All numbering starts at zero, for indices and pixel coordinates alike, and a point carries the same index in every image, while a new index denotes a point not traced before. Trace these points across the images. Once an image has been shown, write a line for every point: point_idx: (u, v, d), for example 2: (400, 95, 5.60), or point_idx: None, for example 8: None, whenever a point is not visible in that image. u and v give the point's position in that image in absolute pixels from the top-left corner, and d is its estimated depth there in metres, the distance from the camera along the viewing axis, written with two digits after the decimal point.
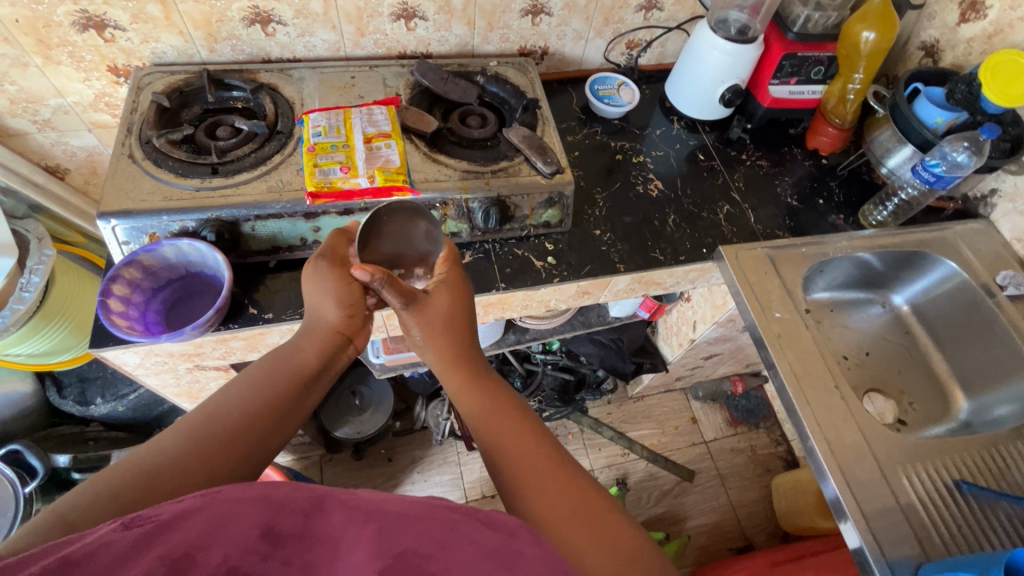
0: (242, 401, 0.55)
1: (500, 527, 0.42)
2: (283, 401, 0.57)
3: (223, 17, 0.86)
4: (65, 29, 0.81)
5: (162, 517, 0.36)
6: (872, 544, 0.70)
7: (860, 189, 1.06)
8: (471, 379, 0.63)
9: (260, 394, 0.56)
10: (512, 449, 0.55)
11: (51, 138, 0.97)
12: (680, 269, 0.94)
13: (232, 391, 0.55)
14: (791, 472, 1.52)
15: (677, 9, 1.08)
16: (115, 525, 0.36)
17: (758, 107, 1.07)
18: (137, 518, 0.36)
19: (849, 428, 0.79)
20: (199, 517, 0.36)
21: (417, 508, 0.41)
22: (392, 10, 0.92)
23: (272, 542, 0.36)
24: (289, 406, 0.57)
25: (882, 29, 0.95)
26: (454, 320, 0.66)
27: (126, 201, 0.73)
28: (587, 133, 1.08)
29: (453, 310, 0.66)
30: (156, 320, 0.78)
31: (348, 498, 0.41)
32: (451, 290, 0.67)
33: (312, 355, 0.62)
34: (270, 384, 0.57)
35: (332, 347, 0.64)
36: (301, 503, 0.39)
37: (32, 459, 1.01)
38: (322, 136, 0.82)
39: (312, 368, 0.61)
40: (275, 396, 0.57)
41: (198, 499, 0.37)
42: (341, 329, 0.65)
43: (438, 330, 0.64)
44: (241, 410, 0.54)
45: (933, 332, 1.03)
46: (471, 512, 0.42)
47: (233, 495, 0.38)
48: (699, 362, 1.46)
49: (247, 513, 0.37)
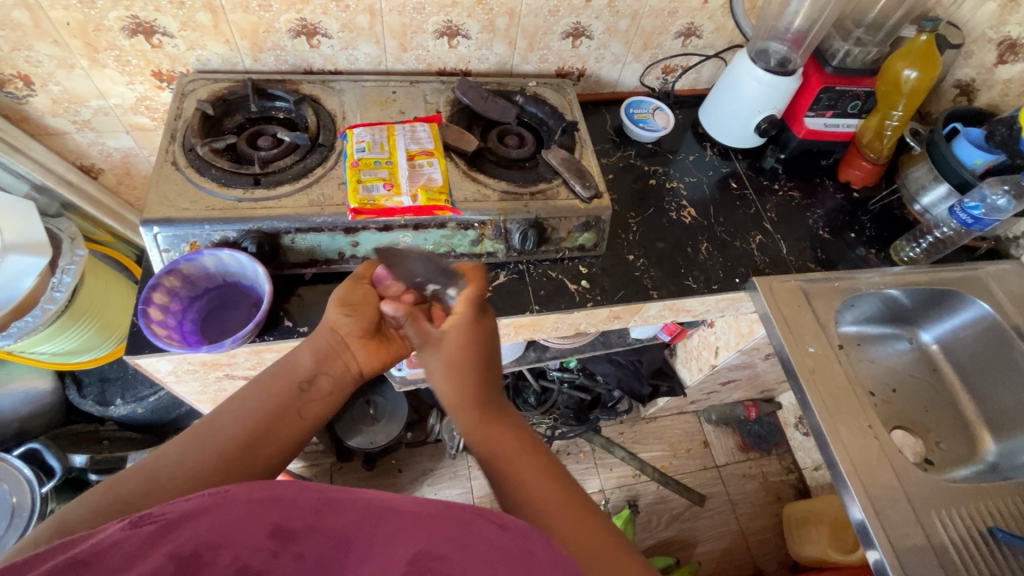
0: (238, 410, 0.57)
1: (510, 527, 0.42)
2: (279, 410, 0.59)
3: (270, 28, 0.86)
4: (114, 33, 0.81)
5: (171, 515, 0.36)
6: (897, 569, 0.70)
7: (892, 224, 1.05)
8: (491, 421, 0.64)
9: (258, 404, 0.58)
10: (524, 496, 0.56)
11: (88, 138, 0.97)
12: (712, 298, 0.93)
13: (233, 403, 0.58)
14: (803, 502, 1.51)
15: (715, 37, 1.09)
16: (123, 522, 0.36)
17: (792, 137, 1.07)
18: (145, 515, 0.36)
19: (882, 469, 0.78)
20: (208, 516, 0.36)
21: (426, 507, 0.41)
22: (436, 27, 0.93)
23: (284, 538, 0.36)
24: (287, 416, 0.59)
25: (923, 68, 0.96)
26: (467, 357, 0.66)
27: (168, 209, 0.73)
28: (620, 156, 1.08)
29: (467, 351, 0.67)
30: (192, 329, 0.77)
31: (356, 496, 0.40)
32: (464, 330, 0.67)
33: (306, 364, 0.63)
34: (265, 395, 0.60)
35: (326, 353, 0.64)
36: (309, 499, 0.39)
37: (50, 458, 1.01)
38: (365, 151, 0.82)
39: (304, 373, 0.62)
40: (272, 406, 0.59)
41: (207, 498, 0.37)
42: (342, 332, 0.66)
43: (454, 369, 0.66)
44: (239, 414, 0.57)
45: (960, 371, 1.03)
46: (481, 511, 0.42)
47: (242, 494, 0.38)
48: (716, 387, 1.45)
49: (256, 514, 0.37)
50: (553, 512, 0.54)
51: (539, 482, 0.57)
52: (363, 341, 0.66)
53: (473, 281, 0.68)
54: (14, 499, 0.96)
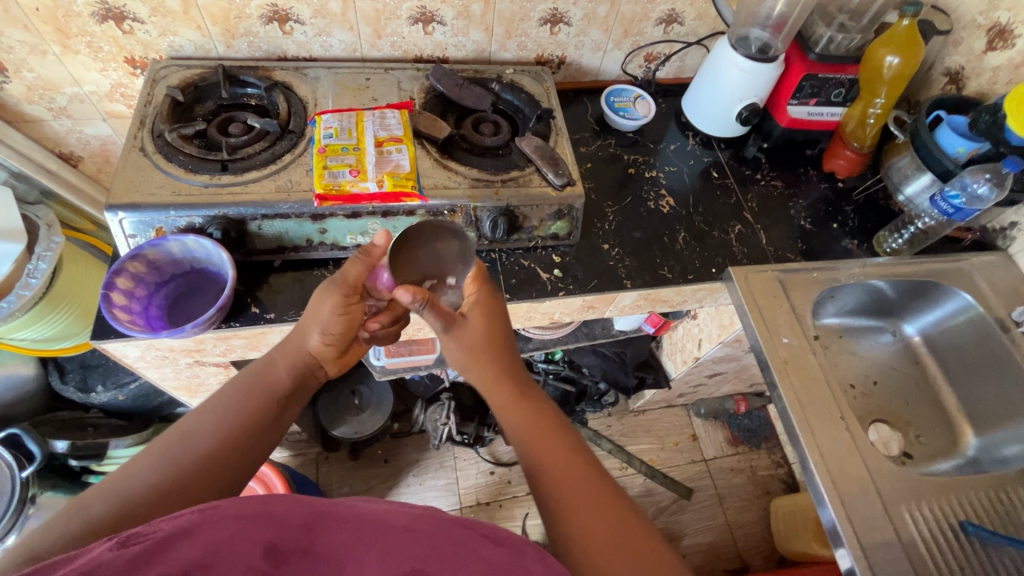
0: (215, 422, 0.59)
1: (505, 543, 0.44)
2: (257, 424, 0.61)
3: (241, 14, 0.86)
4: (85, 19, 0.81)
5: (159, 534, 0.36)
6: (865, 569, 0.69)
7: (876, 215, 1.04)
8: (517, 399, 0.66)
9: (234, 413, 0.60)
10: (547, 463, 0.59)
11: (66, 125, 0.98)
12: (688, 288, 0.92)
13: (208, 416, 0.59)
14: (791, 496, 1.49)
15: (698, 24, 1.07)
16: (109, 543, 0.35)
17: (775, 126, 1.06)
18: (134, 535, 0.36)
19: (853, 462, 0.77)
20: (196, 537, 0.36)
21: (417, 525, 0.42)
22: (410, 13, 0.92)
23: (274, 560, 0.36)
24: (264, 424, 0.61)
25: (905, 55, 0.93)
26: (491, 342, 0.67)
27: (135, 194, 0.73)
28: (600, 145, 1.07)
29: (490, 330, 0.68)
30: (158, 315, 0.78)
31: (349, 514, 0.42)
32: (483, 312, 0.68)
33: (282, 372, 0.66)
34: (242, 405, 0.61)
35: (302, 366, 0.67)
36: (302, 516, 0.40)
37: (30, 444, 1.02)
38: (333, 137, 0.82)
39: (284, 389, 0.65)
40: (248, 414, 0.61)
41: (196, 515, 0.37)
42: (315, 353, 0.68)
43: (480, 350, 0.67)
44: (214, 427, 0.58)
45: (942, 363, 1.01)
46: (474, 528, 0.44)
47: (233, 511, 0.38)
48: (702, 380, 1.44)
49: (246, 530, 0.37)
50: (573, 477, 0.58)
51: (560, 451, 0.60)
52: (338, 358, 0.71)
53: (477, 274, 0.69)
54: None
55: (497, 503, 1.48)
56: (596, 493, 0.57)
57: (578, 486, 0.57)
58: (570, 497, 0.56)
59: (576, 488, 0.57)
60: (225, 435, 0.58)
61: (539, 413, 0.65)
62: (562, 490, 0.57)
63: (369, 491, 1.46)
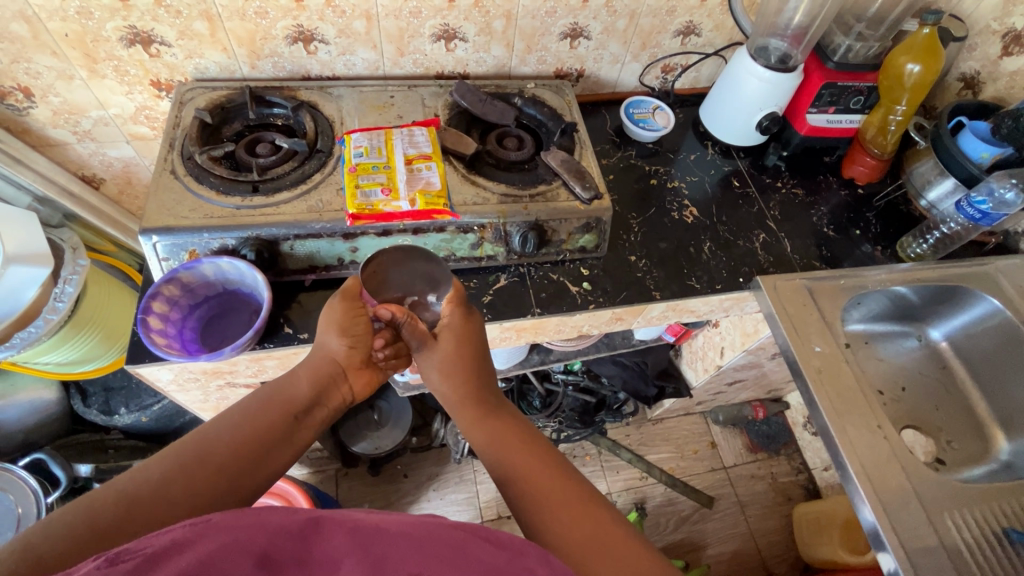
0: (230, 433, 0.55)
1: (505, 545, 0.42)
2: (272, 433, 0.58)
3: (267, 35, 0.86)
4: (113, 43, 0.82)
5: (151, 549, 0.34)
6: (909, 569, 0.69)
7: (898, 220, 1.04)
8: (483, 417, 0.65)
9: (249, 425, 0.57)
10: (522, 475, 0.58)
11: (89, 148, 0.98)
12: (716, 298, 0.92)
13: (224, 424, 0.56)
14: (814, 503, 1.49)
15: (715, 35, 1.08)
16: (99, 561, 0.34)
17: (795, 134, 1.06)
18: (123, 552, 0.34)
19: (893, 471, 0.77)
20: (189, 550, 0.34)
21: (415, 526, 0.41)
22: (433, 31, 0.92)
23: (270, 568, 0.35)
24: (279, 440, 0.58)
25: (926, 63, 0.94)
26: (460, 358, 0.68)
27: (167, 217, 0.73)
28: (621, 156, 1.07)
29: (460, 350, 0.69)
30: (193, 338, 0.77)
31: (344, 519, 0.41)
32: (455, 332, 0.69)
33: (302, 386, 0.63)
34: (259, 418, 0.58)
35: (324, 379, 0.64)
36: (297, 524, 0.38)
37: (55, 469, 1.01)
38: (363, 156, 0.82)
39: (303, 400, 0.62)
40: (265, 427, 0.57)
41: (188, 529, 0.36)
42: (340, 362, 0.66)
43: (449, 368, 0.68)
44: (231, 438, 0.55)
45: (971, 368, 1.01)
46: (474, 530, 0.43)
47: (226, 522, 0.37)
48: (722, 387, 1.44)
49: (242, 540, 0.36)
50: (552, 488, 0.56)
51: (535, 464, 0.59)
52: (358, 369, 0.68)
53: (455, 291, 0.70)
54: (21, 510, 0.96)
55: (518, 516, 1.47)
56: (575, 502, 0.55)
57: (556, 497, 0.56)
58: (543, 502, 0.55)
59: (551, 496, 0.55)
60: (241, 448, 0.54)
61: (505, 426, 0.64)
62: (534, 495, 0.56)
63: (390, 507, 1.45)
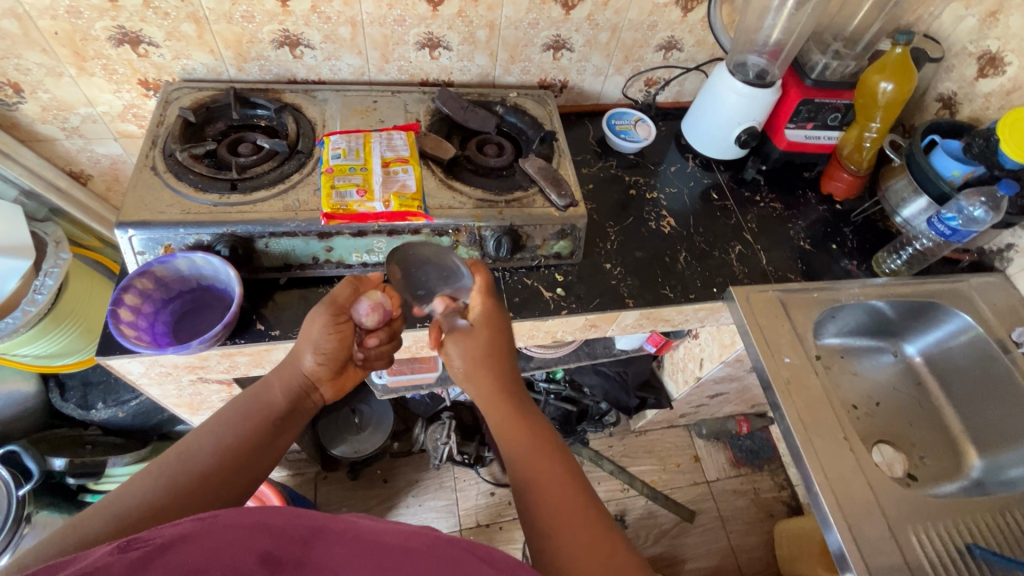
0: (213, 442, 0.58)
1: (500, 566, 0.42)
2: (253, 438, 0.60)
3: (254, 39, 0.89)
4: (101, 42, 0.84)
5: (159, 540, 0.36)
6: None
7: (874, 236, 1.05)
8: (507, 413, 0.65)
9: (232, 434, 0.59)
10: (540, 492, 0.57)
11: (77, 145, 0.99)
12: (689, 307, 0.93)
13: (205, 434, 0.59)
14: (794, 520, 1.48)
15: (697, 51, 1.10)
16: (112, 546, 0.36)
17: (773, 149, 1.07)
18: (135, 540, 0.36)
19: (858, 482, 0.77)
20: (192, 545, 0.36)
21: (416, 542, 0.41)
22: (417, 39, 0.95)
23: (269, 568, 0.36)
24: (262, 445, 0.61)
25: (898, 81, 0.95)
26: (490, 352, 0.67)
27: (145, 212, 0.75)
28: (601, 166, 1.09)
29: (493, 341, 0.67)
30: (164, 332, 0.78)
31: (347, 528, 0.41)
32: (487, 326, 0.68)
33: (279, 395, 0.65)
34: (241, 426, 0.60)
35: (297, 386, 0.67)
36: (300, 529, 0.39)
37: (28, 461, 1.01)
38: (341, 157, 0.83)
39: (280, 410, 0.64)
40: (247, 434, 0.60)
41: (196, 523, 0.37)
42: (311, 375, 0.67)
43: (478, 361, 0.67)
44: (214, 446, 0.58)
45: (945, 385, 1.01)
46: (472, 548, 0.43)
47: (232, 520, 0.38)
48: (704, 400, 1.44)
49: (244, 542, 0.37)
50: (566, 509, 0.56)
51: (554, 473, 0.59)
52: (331, 381, 0.69)
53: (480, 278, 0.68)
54: None
55: (496, 525, 1.46)
56: (587, 521, 0.55)
57: (566, 519, 0.55)
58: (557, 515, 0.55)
59: (564, 516, 0.55)
60: (225, 453, 0.58)
61: (533, 431, 0.63)
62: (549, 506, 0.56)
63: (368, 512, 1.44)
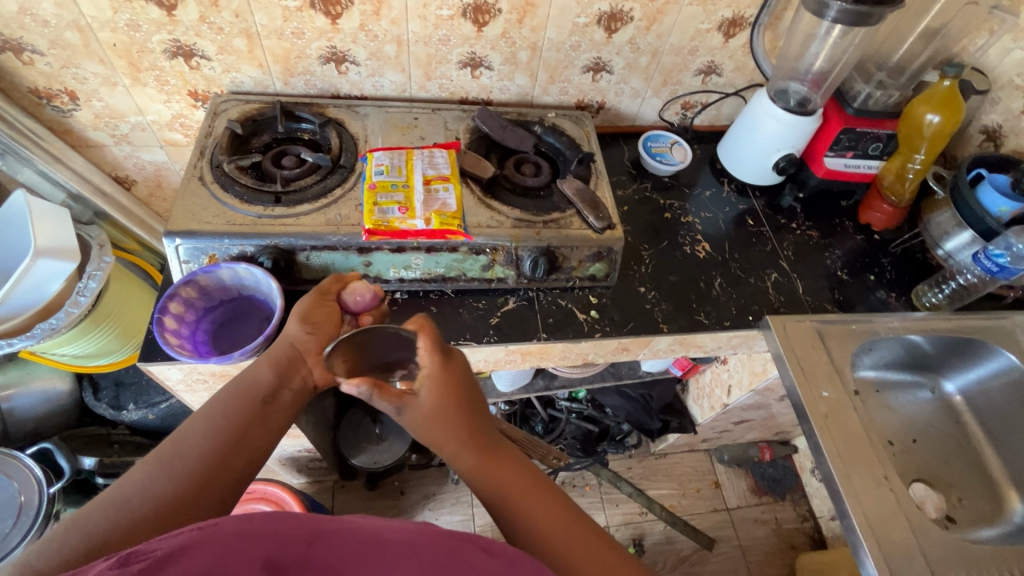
0: (204, 427, 0.54)
1: (500, 554, 0.44)
2: (243, 418, 0.56)
3: (302, 54, 0.90)
4: (156, 55, 0.86)
5: (160, 552, 0.35)
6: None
7: (914, 268, 1.03)
8: (483, 464, 0.59)
9: (223, 418, 0.55)
10: (540, 535, 0.55)
11: (124, 151, 1.02)
12: (724, 334, 0.92)
13: (193, 421, 0.54)
14: (818, 553, 1.44)
15: (736, 76, 1.10)
16: (109, 562, 0.35)
17: (811, 176, 1.06)
18: (131, 555, 0.35)
19: (898, 525, 0.75)
20: (196, 554, 0.35)
21: (417, 537, 0.42)
22: (460, 58, 0.96)
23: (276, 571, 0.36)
24: (255, 424, 0.56)
25: (946, 113, 0.95)
26: (449, 413, 0.58)
27: (192, 222, 0.76)
28: (636, 188, 1.09)
29: (447, 398, 0.58)
30: (204, 340, 0.79)
31: (346, 529, 0.41)
32: (438, 385, 0.58)
33: (267, 373, 0.60)
34: (230, 409, 0.56)
35: (287, 363, 0.61)
36: (300, 531, 0.39)
37: (60, 459, 1.02)
38: (384, 174, 0.84)
39: (271, 388, 0.59)
40: (239, 416, 0.56)
41: (196, 532, 0.37)
42: (299, 346, 0.63)
43: (438, 427, 0.58)
44: (207, 432, 0.54)
45: (985, 424, 0.99)
46: (471, 540, 0.44)
47: (235, 527, 0.38)
48: (729, 426, 1.41)
49: (248, 546, 0.37)
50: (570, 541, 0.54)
51: (542, 510, 0.57)
52: (320, 355, 0.63)
53: (426, 337, 0.58)
54: (23, 498, 0.98)
55: None
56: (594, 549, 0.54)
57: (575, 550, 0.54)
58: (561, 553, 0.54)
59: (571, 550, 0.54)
60: (218, 437, 0.54)
61: (509, 472, 0.59)
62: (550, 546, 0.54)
63: None
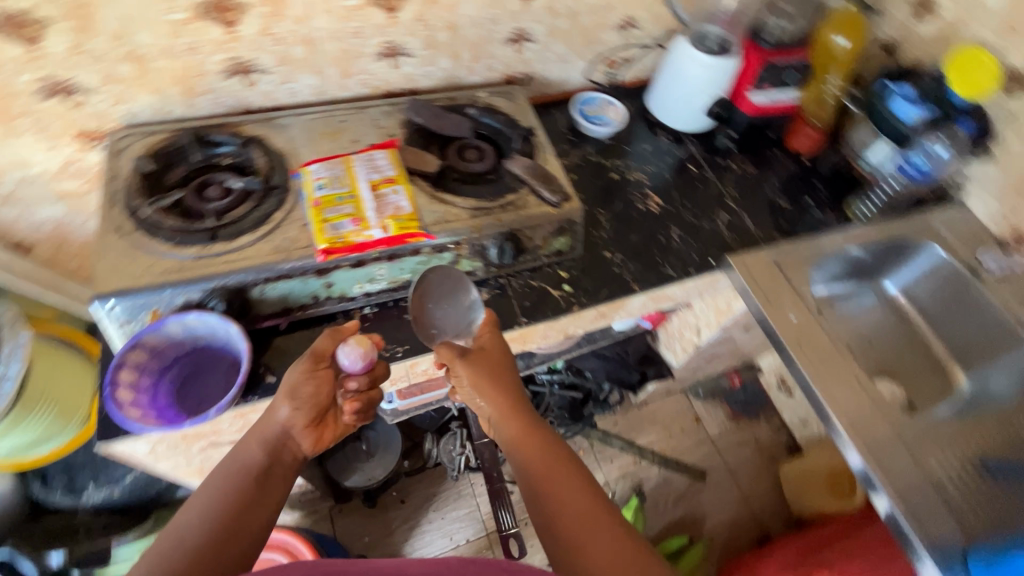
0: (199, 515, 0.57)
1: None
2: (240, 496, 0.60)
3: (201, 71, 0.82)
4: (27, 97, 0.75)
5: None
6: (902, 509, 0.73)
7: (843, 185, 1.10)
8: (525, 430, 0.70)
9: (218, 502, 0.59)
10: (559, 499, 0.62)
11: (13, 212, 0.89)
12: (692, 282, 0.94)
13: (191, 510, 0.58)
14: (798, 459, 1.56)
15: (653, 26, 1.10)
16: None
17: (740, 115, 1.08)
18: None
19: (878, 423, 0.81)
20: None
21: None
22: (377, 49, 0.90)
23: None
24: (251, 503, 0.60)
25: (851, 36, 1.03)
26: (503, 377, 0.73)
27: (121, 278, 0.68)
28: (579, 154, 1.08)
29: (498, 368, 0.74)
30: (168, 403, 0.72)
31: None
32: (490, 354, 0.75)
33: (257, 451, 0.64)
34: (226, 491, 0.60)
35: (275, 440, 0.66)
36: None
37: (22, 564, 0.97)
38: (326, 188, 0.79)
39: (261, 464, 0.63)
40: (236, 496, 0.60)
41: None
42: (288, 424, 0.67)
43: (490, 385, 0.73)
44: (203, 517, 0.57)
45: (925, 314, 1.08)
46: None
47: None
48: (701, 364, 1.48)
49: None
50: (584, 519, 0.59)
51: (567, 481, 0.64)
52: (310, 428, 0.68)
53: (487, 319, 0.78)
54: None
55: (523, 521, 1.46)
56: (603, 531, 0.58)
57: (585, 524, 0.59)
58: (572, 523, 0.59)
59: (579, 521, 0.59)
60: (214, 520, 0.57)
61: (545, 443, 0.68)
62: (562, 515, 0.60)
63: (392, 536, 1.42)
